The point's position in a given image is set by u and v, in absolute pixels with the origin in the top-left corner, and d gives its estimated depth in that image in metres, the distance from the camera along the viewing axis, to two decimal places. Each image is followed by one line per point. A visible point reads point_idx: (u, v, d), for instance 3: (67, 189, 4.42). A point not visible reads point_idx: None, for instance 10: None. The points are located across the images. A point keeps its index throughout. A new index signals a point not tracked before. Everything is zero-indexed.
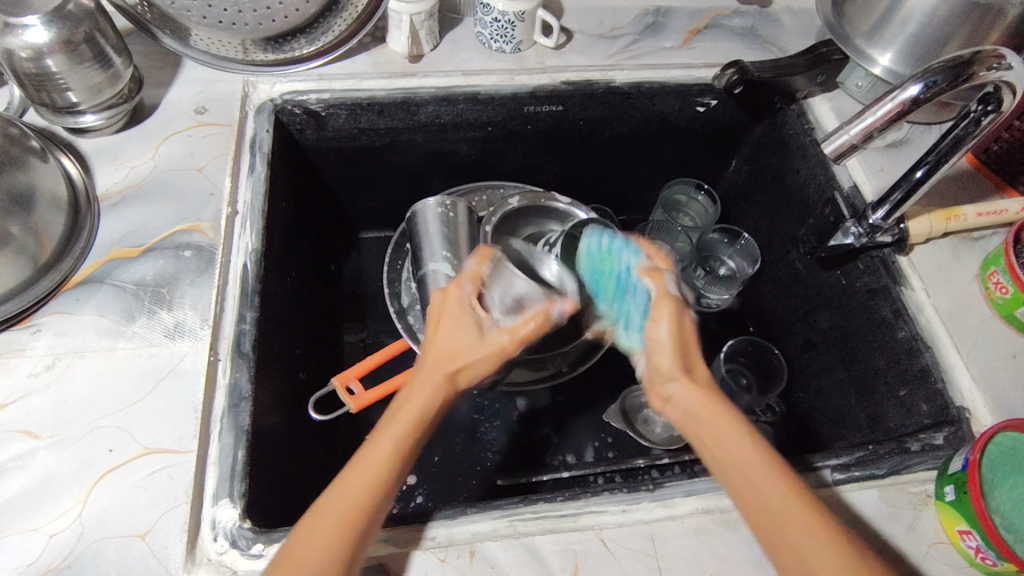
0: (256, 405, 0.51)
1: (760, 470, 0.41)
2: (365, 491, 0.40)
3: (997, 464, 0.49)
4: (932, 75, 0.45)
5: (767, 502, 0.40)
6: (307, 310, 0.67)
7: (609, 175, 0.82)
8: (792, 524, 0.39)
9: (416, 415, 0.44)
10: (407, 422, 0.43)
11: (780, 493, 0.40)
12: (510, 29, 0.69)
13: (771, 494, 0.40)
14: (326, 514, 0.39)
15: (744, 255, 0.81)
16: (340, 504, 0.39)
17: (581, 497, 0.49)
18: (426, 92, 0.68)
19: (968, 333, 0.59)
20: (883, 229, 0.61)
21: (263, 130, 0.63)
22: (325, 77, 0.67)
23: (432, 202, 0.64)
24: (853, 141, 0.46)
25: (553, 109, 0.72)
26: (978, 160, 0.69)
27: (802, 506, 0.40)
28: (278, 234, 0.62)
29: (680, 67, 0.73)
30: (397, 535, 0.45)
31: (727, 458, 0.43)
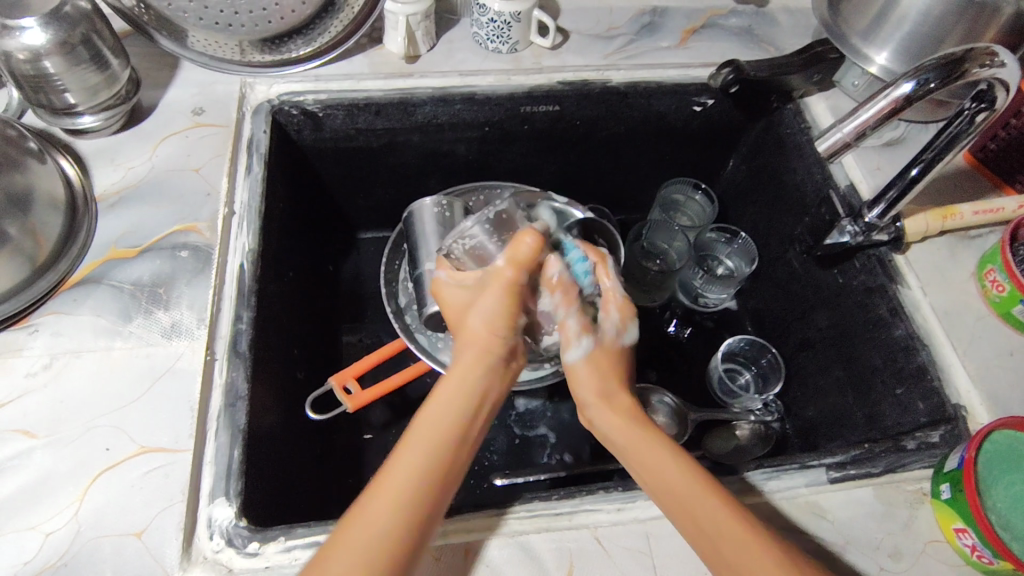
0: (252, 404, 0.52)
1: (659, 466, 0.47)
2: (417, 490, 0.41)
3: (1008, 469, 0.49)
4: (924, 73, 0.44)
5: (677, 503, 0.45)
6: (305, 311, 0.67)
7: (607, 176, 0.83)
8: (675, 482, 0.46)
9: (430, 456, 0.43)
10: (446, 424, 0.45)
11: (679, 478, 0.46)
12: (507, 29, 0.69)
13: (664, 469, 0.47)
14: (369, 531, 0.39)
15: (741, 255, 0.81)
16: (385, 503, 0.40)
17: (576, 496, 0.49)
18: (423, 92, 0.68)
19: (965, 331, 0.59)
20: (880, 227, 0.61)
21: (261, 131, 0.64)
22: (322, 78, 0.67)
23: (429, 202, 0.64)
24: (847, 140, 0.46)
25: (549, 109, 0.72)
26: (975, 159, 0.69)
27: (714, 496, 0.44)
28: (275, 235, 0.62)
29: (676, 66, 0.73)
30: None
31: (642, 463, 0.48)
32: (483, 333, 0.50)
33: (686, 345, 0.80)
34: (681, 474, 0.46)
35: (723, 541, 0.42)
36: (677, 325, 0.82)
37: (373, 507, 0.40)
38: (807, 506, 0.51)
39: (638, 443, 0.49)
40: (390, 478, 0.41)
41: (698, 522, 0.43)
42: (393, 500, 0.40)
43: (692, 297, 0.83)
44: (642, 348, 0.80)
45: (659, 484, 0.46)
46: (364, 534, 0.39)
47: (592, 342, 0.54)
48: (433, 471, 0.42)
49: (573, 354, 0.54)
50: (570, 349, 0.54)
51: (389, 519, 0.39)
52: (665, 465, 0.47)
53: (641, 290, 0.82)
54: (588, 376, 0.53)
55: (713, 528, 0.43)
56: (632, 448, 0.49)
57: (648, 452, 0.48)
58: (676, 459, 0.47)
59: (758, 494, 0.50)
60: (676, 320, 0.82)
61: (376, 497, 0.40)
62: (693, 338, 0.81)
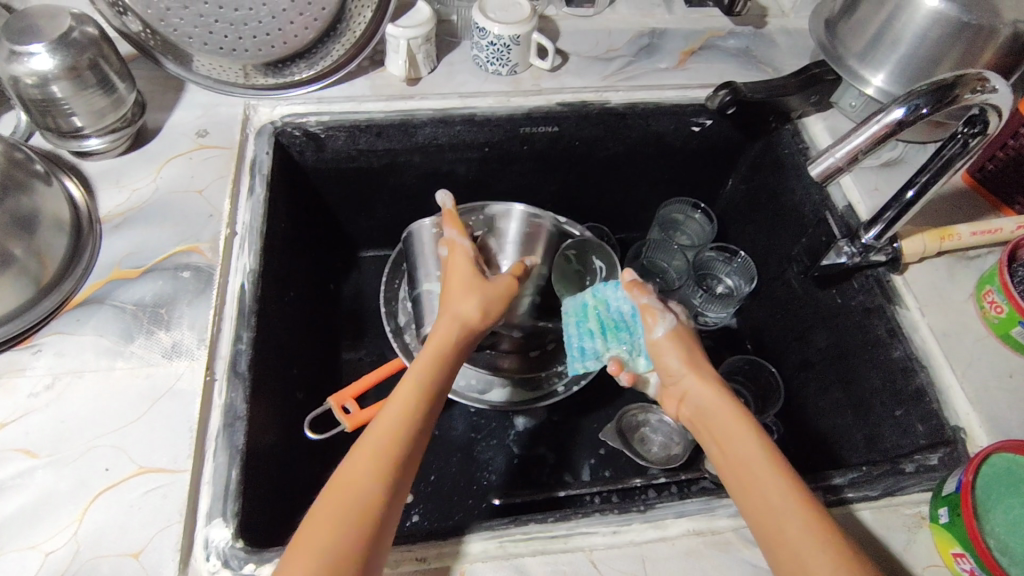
0: (251, 424, 0.52)
1: (748, 458, 0.46)
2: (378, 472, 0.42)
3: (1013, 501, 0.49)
4: (914, 99, 0.44)
5: (753, 491, 0.45)
6: (305, 330, 0.68)
7: (607, 196, 0.83)
8: (761, 475, 0.45)
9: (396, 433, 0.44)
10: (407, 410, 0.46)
11: (775, 477, 0.45)
12: (506, 52, 0.70)
13: (755, 464, 0.46)
14: (346, 500, 0.40)
15: (741, 273, 0.81)
16: (358, 474, 0.42)
17: (571, 518, 0.49)
18: (424, 114, 0.69)
19: (963, 352, 0.59)
20: (877, 248, 0.61)
21: (264, 152, 0.65)
22: (325, 99, 0.68)
23: (427, 222, 0.64)
24: (839, 164, 0.46)
25: (548, 130, 0.73)
26: (974, 179, 0.69)
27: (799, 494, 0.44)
28: (276, 255, 0.63)
29: (674, 87, 0.74)
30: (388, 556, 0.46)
31: (729, 449, 0.48)
32: (455, 318, 0.54)
33: None
34: (774, 472, 0.45)
35: (790, 530, 0.42)
36: None
37: (351, 471, 0.42)
38: None
39: (731, 432, 0.49)
40: (365, 452, 0.43)
41: (773, 509, 0.43)
42: (373, 468, 0.42)
43: (691, 316, 0.82)
44: None
45: (738, 471, 0.46)
46: (346, 499, 0.40)
47: (674, 321, 0.58)
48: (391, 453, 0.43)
49: (658, 327, 0.58)
50: (657, 321, 0.58)
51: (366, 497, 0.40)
52: (749, 442, 0.47)
53: None
54: (672, 352, 0.56)
55: (784, 520, 0.42)
56: (725, 434, 0.49)
57: (738, 442, 0.48)
58: (770, 456, 0.46)
59: None
60: None
61: (357, 468, 0.42)
62: None
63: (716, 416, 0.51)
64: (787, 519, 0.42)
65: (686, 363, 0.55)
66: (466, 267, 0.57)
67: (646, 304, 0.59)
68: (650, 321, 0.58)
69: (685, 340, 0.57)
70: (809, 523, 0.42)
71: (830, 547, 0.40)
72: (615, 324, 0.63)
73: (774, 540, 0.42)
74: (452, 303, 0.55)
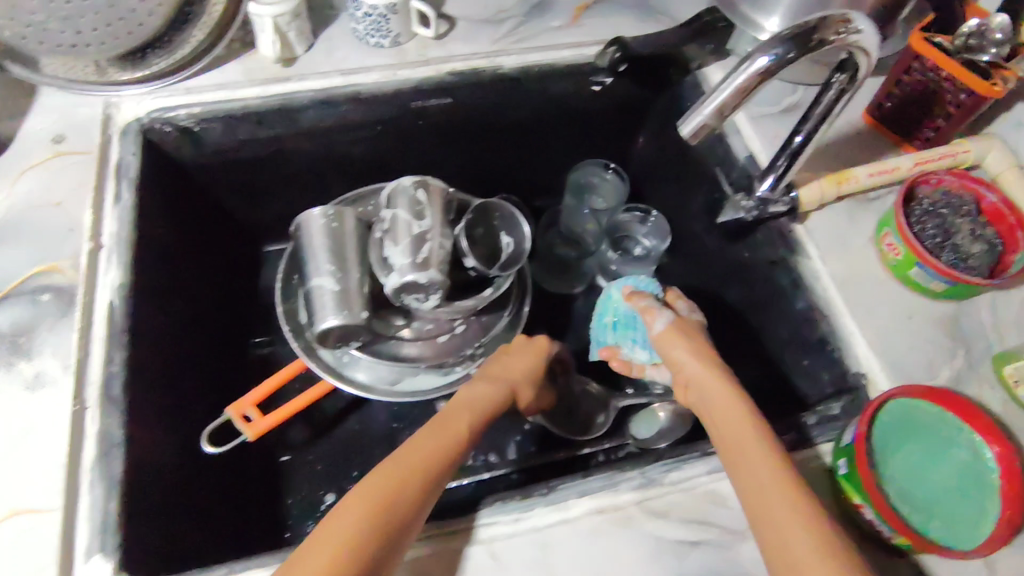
0: (132, 450, 0.50)
1: (737, 426, 0.49)
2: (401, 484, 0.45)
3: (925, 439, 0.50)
4: (780, 44, 0.42)
5: (741, 454, 0.47)
6: (202, 338, 0.65)
7: (517, 164, 0.80)
8: (748, 440, 0.48)
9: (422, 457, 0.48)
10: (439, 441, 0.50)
11: (761, 443, 0.47)
12: (384, 22, 0.66)
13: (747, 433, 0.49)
14: (364, 503, 0.43)
15: (655, 233, 0.78)
16: (383, 480, 0.45)
17: (473, 511, 0.48)
18: (304, 97, 0.65)
19: (865, 298, 0.59)
20: (774, 200, 0.60)
21: (130, 153, 0.60)
22: (194, 90, 0.64)
23: (317, 213, 0.60)
24: (707, 121, 0.44)
25: (442, 101, 0.69)
26: (872, 119, 0.68)
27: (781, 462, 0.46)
28: (155, 265, 0.59)
29: (568, 46, 0.71)
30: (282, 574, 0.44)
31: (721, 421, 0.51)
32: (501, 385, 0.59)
33: None
34: (763, 441, 0.47)
35: (776, 492, 0.44)
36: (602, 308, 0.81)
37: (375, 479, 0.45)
38: (707, 496, 0.50)
39: (726, 407, 0.52)
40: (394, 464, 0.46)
41: (761, 473, 0.45)
42: (391, 480, 0.45)
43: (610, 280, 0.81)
44: (566, 337, 0.79)
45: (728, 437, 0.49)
46: (361, 503, 0.43)
47: (672, 319, 0.62)
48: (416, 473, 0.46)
49: (658, 324, 0.62)
50: (655, 319, 0.62)
51: (381, 503, 0.43)
52: (739, 417, 0.50)
53: (556, 275, 0.82)
54: (676, 342, 0.59)
55: (766, 483, 0.45)
56: (718, 408, 0.52)
57: (731, 414, 0.51)
58: (760, 429, 0.49)
59: (659, 487, 0.50)
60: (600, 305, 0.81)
61: (381, 476, 0.45)
62: None
63: (716, 402, 0.53)
64: (771, 483, 0.45)
65: (688, 353, 0.58)
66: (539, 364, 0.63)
67: (650, 310, 0.64)
68: (654, 319, 0.62)
69: (692, 334, 0.61)
70: (790, 489, 0.44)
71: (805, 514, 0.42)
72: (625, 320, 0.69)
73: (759, 504, 0.44)
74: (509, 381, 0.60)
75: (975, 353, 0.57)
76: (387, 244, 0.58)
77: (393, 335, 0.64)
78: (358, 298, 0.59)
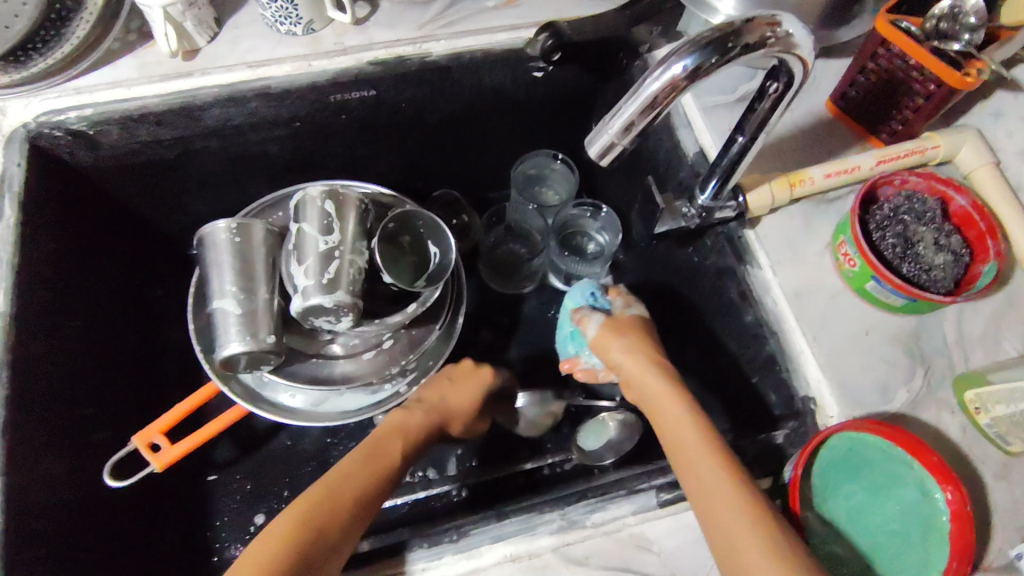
0: (14, 497, 0.46)
1: (680, 431, 0.45)
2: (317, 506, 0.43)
3: (878, 476, 0.46)
4: (693, 51, 0.36)
5: (685, 464, 0.43)
6: (111, 356, 0.61)
7: (460, 157, 0.74)
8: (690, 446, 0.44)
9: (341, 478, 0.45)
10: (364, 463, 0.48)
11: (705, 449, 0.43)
12: (292, 8, 0.59)
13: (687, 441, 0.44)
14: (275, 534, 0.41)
15: (608, 228, 0.74)
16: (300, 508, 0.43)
17: (377, 562, 0.45)
18: (207, 94, 0.59)
19: (816, 312, 0.54)
20: (719, 207, 0.54)
21: (13, 165, 0.55)
22: (84, 89, 0.58)
23: (219, 226, 0.55)
24: (616, 140, 0.39)
25: (365, 95, 0.63)
26: (837, 108, 0.61)
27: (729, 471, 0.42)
28: (46, 288, 0.55)
29: (505, 29, 0.64)
30: None
31: (665, 428, 0.46)
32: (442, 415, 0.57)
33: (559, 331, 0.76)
34: (705, 448, 0.43)
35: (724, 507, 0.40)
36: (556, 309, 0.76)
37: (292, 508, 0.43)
38: (632, 539, 0.46)
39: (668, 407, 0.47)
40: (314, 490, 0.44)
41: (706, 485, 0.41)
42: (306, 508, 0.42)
43: (563, 279, 0.76)
44: (515, 340, 0.75)
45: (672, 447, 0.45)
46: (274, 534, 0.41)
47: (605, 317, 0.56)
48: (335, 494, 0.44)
49: (590, 326, 0.55)
50: (586, 323, 0.56)
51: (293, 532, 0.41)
52: (681, 422, 0.45)
53: (505, 275, 0.78)
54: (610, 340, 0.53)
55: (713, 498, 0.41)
56: (659, 412, 0.48)
57: (671, 418, 0.46)
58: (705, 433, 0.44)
59: (581, 530, 0.46)
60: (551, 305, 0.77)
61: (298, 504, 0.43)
62: None
63: (656, 404, 0.48)
64: (718, 497, 0.40)
65: (624, 353, 0.52)
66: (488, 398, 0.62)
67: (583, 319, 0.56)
68: (584, 317, 0.56)
69: (629, 324, 0.55)
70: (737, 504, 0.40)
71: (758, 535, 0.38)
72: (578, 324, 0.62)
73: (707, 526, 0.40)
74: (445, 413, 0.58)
75: (936, 373, 0.52)
76: (292, 261, 0.53)
77: (317, 354, 0.60)
78: (267, 321, 0.54)
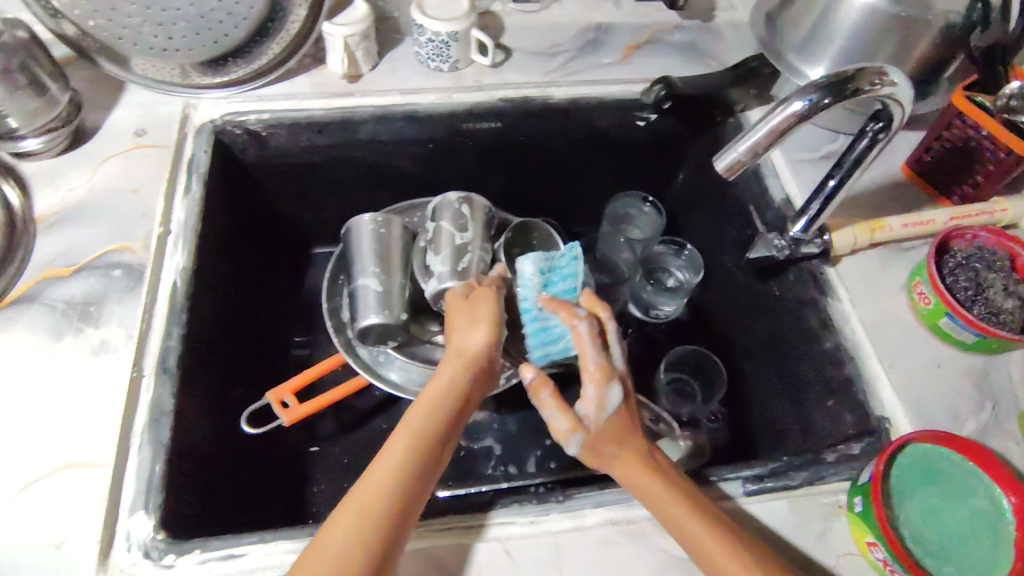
0: (178, 421, 0.53)
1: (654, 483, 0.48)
2: (378, 500, 0.42)
3: (950, 486, 0.50)
4: (814, 91, 0.44)
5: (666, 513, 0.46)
6: (248, 323, 0.69)
7: (561, 188, 0.83)
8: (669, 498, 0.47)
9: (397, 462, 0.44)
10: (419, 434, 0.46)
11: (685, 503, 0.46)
12: (445, 49, 0.70)
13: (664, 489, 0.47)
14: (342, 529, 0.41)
15: (688, 266, 0.80)
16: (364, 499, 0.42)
17: (489, 509, 0.50)
18: (364, 111, 0.70)
19: (891, 343, 0.60)
20: (806, 240, 0.62)
21: (201, 151, 0.65)
22: (265, 97, 0.69)
23: (365, 219, 0.65)
24: (742, 159, 0.45)
25: (492, 125, 0.73)
26: (912, 171, 0.69)
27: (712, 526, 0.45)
28: (213, 254, 0.63)
29: (616, 83, 0.74)
30: None
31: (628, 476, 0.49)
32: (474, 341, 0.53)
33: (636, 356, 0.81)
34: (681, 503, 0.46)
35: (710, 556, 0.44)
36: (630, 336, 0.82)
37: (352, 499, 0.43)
38: None
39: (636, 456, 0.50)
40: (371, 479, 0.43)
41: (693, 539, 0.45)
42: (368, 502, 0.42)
43: (643, 309, 0.82)
44: None
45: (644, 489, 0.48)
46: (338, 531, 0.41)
47: (623, 393, 0.50)
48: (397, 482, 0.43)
49: (569, 445, 0.50)
50: (562, 443, 0.50)
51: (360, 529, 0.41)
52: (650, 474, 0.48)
53: None
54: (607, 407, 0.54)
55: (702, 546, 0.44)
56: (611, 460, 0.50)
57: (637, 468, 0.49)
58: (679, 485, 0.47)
59: None
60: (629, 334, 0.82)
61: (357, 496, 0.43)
62: (643, 347, 0.82)
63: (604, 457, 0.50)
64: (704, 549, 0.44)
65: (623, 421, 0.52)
66: (494, 305, 0.55)
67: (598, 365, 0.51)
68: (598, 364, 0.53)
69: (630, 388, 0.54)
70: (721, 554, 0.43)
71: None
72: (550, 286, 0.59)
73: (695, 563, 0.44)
74: (474, 340, 0.53)
75: (1003, 409, 0.57)
76: (429, 252, 0.62)
77: (430, 339, 0.68)
78: (399, 301, 0.62)
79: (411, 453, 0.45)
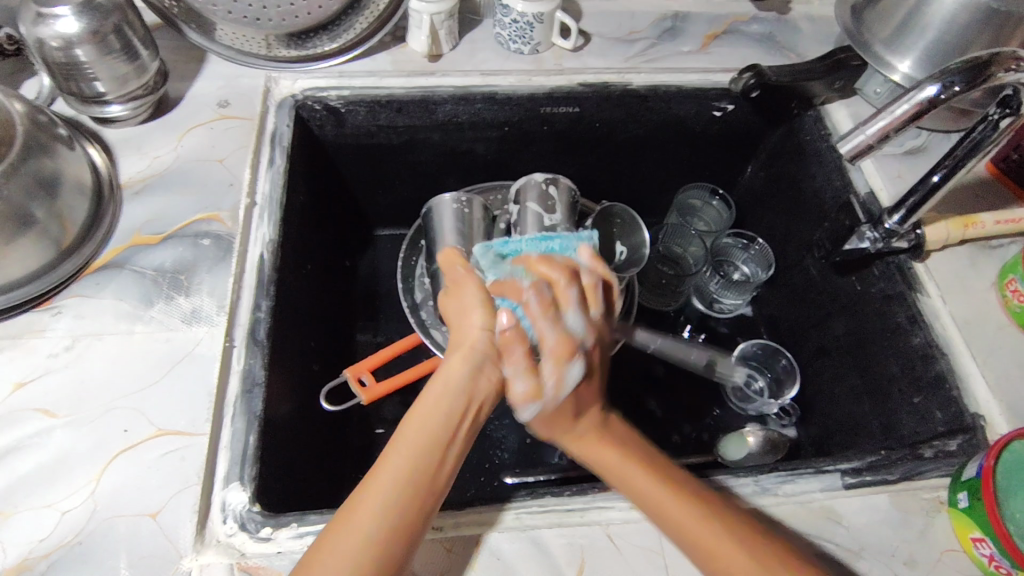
0: (268, 392, 0.52)
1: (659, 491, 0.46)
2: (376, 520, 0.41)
3: None
4: (950, 76, 0.44)
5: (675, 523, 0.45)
6: (321, 301, 0.68)
7: (626, 178, 0.83)
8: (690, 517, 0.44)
9: (393, 480, 0.43)
10: (414, 450, 0.44)
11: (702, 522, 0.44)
12: (529, 30, 0.69)
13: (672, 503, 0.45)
14: (341, 548, 0.40)
15: (757, 260, 0.81)
16: (358, 522, 0.41)
17: (588, 492, 0.49)
18: (445, 91, 0.69)
19: (984, 341, 0.59)
20: (899, 234, 0.61)
21: (284, 125, 0.64)
22: (346, 74, 0.68)
23: (448, 198, 0.64)
24: (869, 142, 0.45)
25: (569, 110, 0.72)
26: (998, 169, 0.68)
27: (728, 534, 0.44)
28: (294, 227, 0.63)
29: (696, 71, 0.73)
30: (443, 521, 0.46)
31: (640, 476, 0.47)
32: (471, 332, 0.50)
33: (700, 352, 0.80)
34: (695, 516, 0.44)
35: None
36: (691, 330, 0.81)
37: (349, 519, 0.41)
38: (822, 511, 0.50)
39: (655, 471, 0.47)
40: (368, 497, 0.42)
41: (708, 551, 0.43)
42: (364, 525, 0.41)
43: (707, 303, 0.83)
44: (658, 352, 0.80)
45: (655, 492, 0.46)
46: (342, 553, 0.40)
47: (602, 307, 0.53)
48: (395, 499, 0.42)
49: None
50: (527, 345, 0.53)
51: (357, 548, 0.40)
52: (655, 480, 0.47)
53: (655, 293, 0.82)
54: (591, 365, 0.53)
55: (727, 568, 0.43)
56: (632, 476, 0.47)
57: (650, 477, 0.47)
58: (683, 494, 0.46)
59: (773, 496, 0.50)
60: (690, 326, 0.82)
61: (351, 521, 0.41)
62: (707, 342, 0.81)
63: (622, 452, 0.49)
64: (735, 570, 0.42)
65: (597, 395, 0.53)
66: (479, 288, 0.51)
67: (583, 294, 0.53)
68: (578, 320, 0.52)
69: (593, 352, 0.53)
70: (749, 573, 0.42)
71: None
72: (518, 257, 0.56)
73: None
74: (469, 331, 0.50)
75: None
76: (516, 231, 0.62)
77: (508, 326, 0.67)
78: None
79: (404, 481, 0.43)
